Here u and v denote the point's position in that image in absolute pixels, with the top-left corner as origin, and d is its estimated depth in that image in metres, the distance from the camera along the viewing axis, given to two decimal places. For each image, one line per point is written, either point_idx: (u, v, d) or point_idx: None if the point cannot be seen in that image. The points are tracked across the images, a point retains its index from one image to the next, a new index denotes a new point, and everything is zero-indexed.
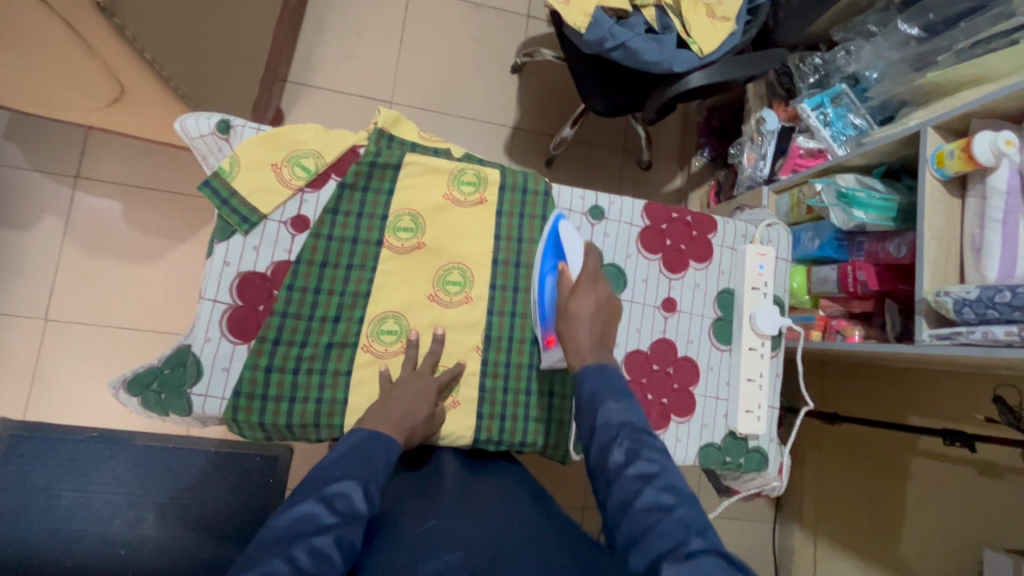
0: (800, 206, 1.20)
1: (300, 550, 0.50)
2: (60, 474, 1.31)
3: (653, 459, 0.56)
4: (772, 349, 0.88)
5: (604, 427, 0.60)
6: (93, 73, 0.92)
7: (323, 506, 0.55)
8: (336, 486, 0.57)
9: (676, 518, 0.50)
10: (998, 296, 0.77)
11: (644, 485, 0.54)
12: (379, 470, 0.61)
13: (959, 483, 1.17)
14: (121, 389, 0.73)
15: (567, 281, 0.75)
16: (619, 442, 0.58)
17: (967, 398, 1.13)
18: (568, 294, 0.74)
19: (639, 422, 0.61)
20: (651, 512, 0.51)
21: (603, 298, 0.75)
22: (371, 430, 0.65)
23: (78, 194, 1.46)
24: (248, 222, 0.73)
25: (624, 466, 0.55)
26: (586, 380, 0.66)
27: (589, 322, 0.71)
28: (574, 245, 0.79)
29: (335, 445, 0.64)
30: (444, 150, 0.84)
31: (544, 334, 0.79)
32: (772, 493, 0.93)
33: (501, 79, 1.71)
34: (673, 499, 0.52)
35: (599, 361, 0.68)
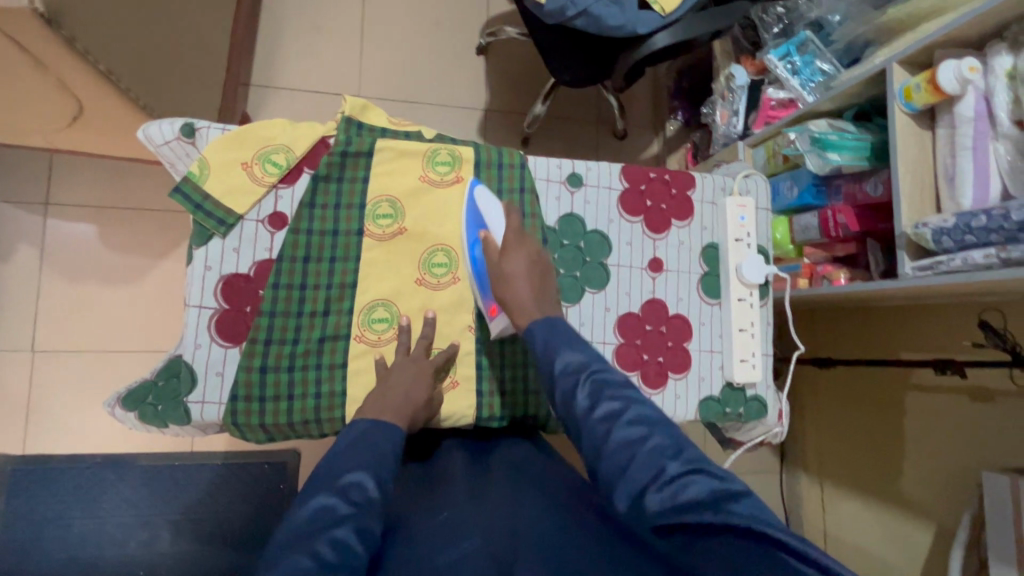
0: (777, 156, 1.21)
1: (323, 542, 0.49)
2: (67, 503, 1.33)
3: (618, 397, 0.57)
4: (761, 298, 0.89)
5: (562, 374, 0.60)
6: (48, 92, 0.89)
7: (337, 497, 0.54)
8: (348, 478, 0.57)
9: (652, 449, 0.51)
10: (974, 221, 0.78)
11: (613, 424, 0.55)
12: (388, 458, 0.61)
13: (952, 412, 1.20)
14: (117, 406, 0.73)
15: (493, 246, 0.74)
16: (581, 386, 0.59)
17: (954, 328, 1.15)
18: (498, 258, 0.73)
19: (595, 361, 0.62)
20: (625, 446, 0.52)
21: (534, 254, 0.74)
22: (373, 420, 0.66)
23: (49, 221, 1.43)
24: (224, 224, 0.73)
25: (591, 408, 0.56)
26: (537, 334, 0.66)
27: (526, 279, 0.70)
28: (493, 212, 0.77)
29: (338, 439, 0.64)
30: (415, 133, 0.83)
31: (488, 303, 0.76)
32: (774, 439, 0.95)
33: (467, 62, 1.69)
34: (645, 431, 0.54)
35: (545, 315, 0.68)
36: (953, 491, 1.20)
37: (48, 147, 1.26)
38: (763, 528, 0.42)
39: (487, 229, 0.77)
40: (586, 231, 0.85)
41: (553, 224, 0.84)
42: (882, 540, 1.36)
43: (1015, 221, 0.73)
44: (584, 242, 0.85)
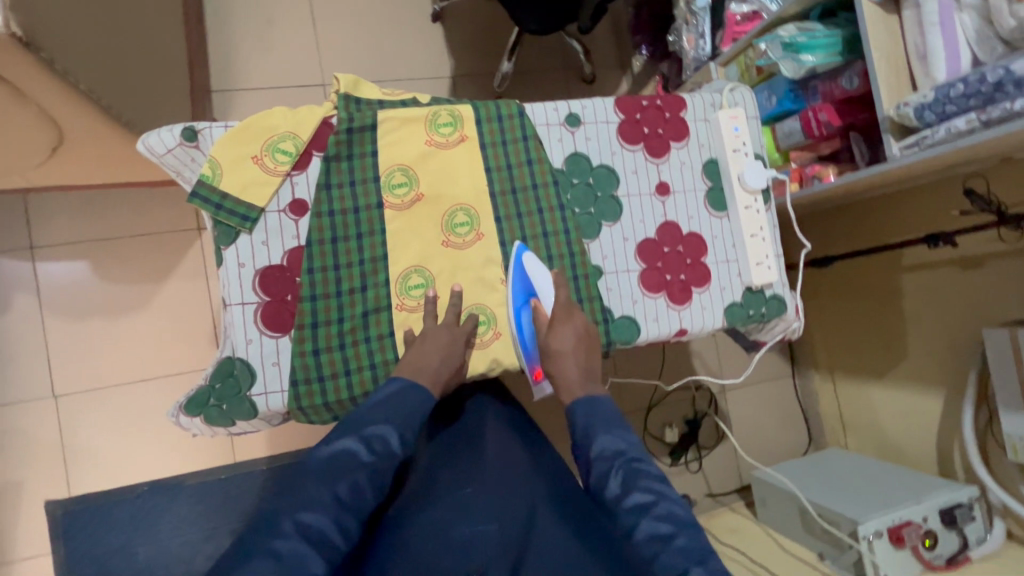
0: (750, 70, 1.25)
1: (342, 485, 0.65)
2: (129, 533, 1.36)
3: (647, 489, 0.68)
4: (765, 203, 0.94)
5: (599, 459, 0.71)
6: (28, 125, 0.88)
7: (362, 445, 0.68)
8: (375, 430, 0.70)
9: (677, 547, 0.63)
10: (952, 91, 0.83)
11: (642, 516, 0.66)
12: (416, 419, 0.73)
13: (945, 286, 1.28)
14: (182, 414, 0.75)
15: (543, 316, 0.80)
16: (615, 474, 0.70)
17: (942, 202, 1.22)
18: (548, 329, 0.79)
19: (629, 449, 0.72)
20: (653, 540, 0.64)
21: (582, 328, 0.80)
22: (409, 380, 0.74)
23: (39, 265, 1.41)
24: (248, 219, 0.74)
25: (622, 497, 0.68)
26: (578, 414, 0.77)
27: (573, 356, 0.78)
28: (544, 282, 0.82)
29: (378, 388, 0.74)
30: (411, 100, 0.84)
31: (533, 369, 0.82)
32: (793, 335, 1.01)
33: (424, 32, 1.66)
34: (672, 528, 0.65)
35: (587, 394, 0.78)
36: (955, 360, 1.29)
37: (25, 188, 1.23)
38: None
39: (537, 297, 0.82)
40: (593, 167, 0.88)
41: (561, 166, 0.87)
42: (898, 418, 1.47)
43: (991, 83, 0.78)
44: (593, 178, 0.88)
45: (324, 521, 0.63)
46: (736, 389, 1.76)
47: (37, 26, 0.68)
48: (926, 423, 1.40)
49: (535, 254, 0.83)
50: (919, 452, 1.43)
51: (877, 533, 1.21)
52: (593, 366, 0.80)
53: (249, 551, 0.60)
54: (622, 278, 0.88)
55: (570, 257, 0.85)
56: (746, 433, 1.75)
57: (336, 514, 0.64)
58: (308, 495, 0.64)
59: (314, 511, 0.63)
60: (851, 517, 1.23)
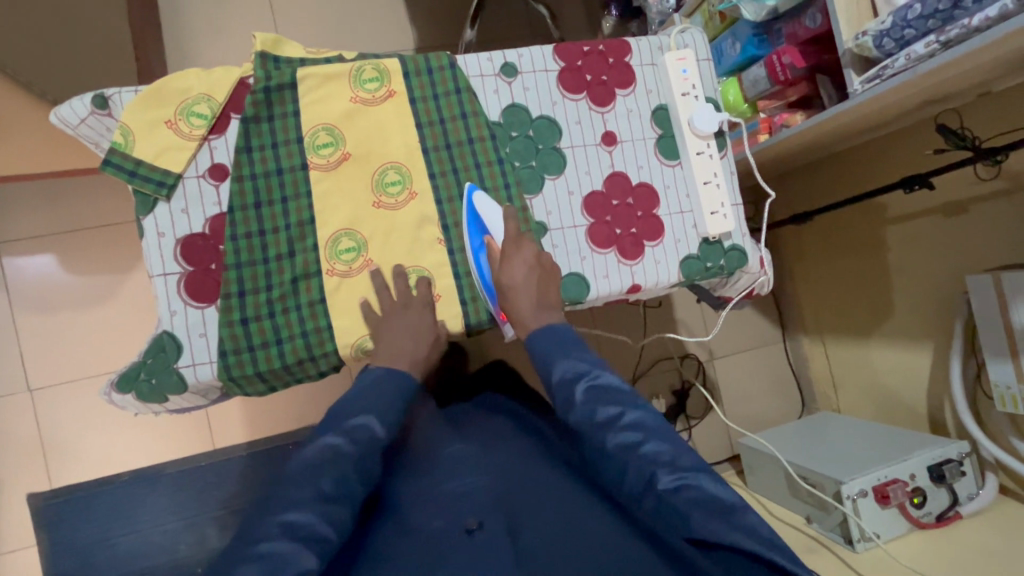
0: (713, 18, 1.20)
1: (326, 479, 0.65)
2: (107, 525, 1.33)
3: (613, 403, 0.68)
4: (719, 150, 0.89)
5: (562, 381, 0.71)
6: None
7: (344, 437, 0.69)
8: (356, 421, 0.70)
9: (644, 453, 0.64)
10: (910, 13, 0.77)
11: (610, 429, 0.67)
12: (394, 406, 0.73)
13: (927, 230, 1.22)
14: (113, 392, 0.73)
15: (495, 253, 0.77)
16: (579, 392, 0.70)
17: (915, 144, 1.16)
18: (500, 266, 0.76)
19: (592, 368, 0.72)
20: (622, 450, 0.65)
21: (532, 258, 0.77)
22: (389, 367, 0.74)
23: (9, 261, 1.39)
24: (165, 185, 0.71)
25: (590, 415, 0.68)
26: (537, 344, 0.75)
27: (525, 287, 0.75)
28: (493, 214, 0.79)
29: (359, 380, 0.74)
30: (336, 57, 0.80)
31: (497, 310, 0.79)
32: (763, 288, 0.97)
33: (383, 5, 1.59)
34: (639, 435, 0.66)
35: (542, 324, 0.76)
36: (940, 311, 1.24)
37: None
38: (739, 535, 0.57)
39: (490, 234, 0.78)
40: (533, 118, 0.84)
41: (498, 119, 0.83)
42: (886, 376, 1.42)
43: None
44: (533, 130, 0.84)
45: (309, 519, 0.62)
46: (724, 356, 1.71)
47: None
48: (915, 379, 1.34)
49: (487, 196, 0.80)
50: (911, 411, 1.38)
51: (862, 492, 1.16)
52: (546, 297, 0.77)
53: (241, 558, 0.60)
54: (568, 234, 0.84)
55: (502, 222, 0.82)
56: (736, 400, 1.70)
57: (322, 509, 0.63)
58: (292, 494, 0.64)
59: (300, 509, 0.63)
60: (833, 477, 1.19)
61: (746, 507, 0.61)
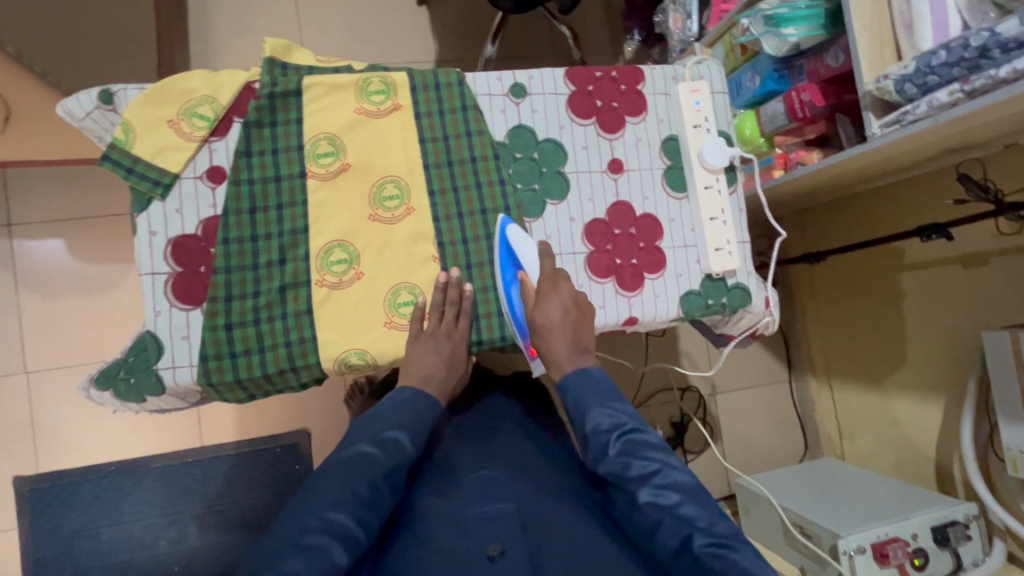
0: (734, 50, 1.18)
1: (361, 484, 0.63)
2: (92, 514, 1.32)
3: (649, 460, 0.65)
4: (729, 185, 0.87)
5: (596, 433, 0.68)
6: None
7: (377, 446, 0.67)
8: (389, 432, 0.68)
9: (679, 515, 0.61)
10: (934, 59, 0.74)
11: (644, 488, 0.64)
12: (425, 422, 0.72)
13: (946, 281, 1.18)
14: (92, 387, 0.72)
15: (529, 290, 0.76)
16: (613, 446, 0.67)
17: (934, 191, 1.12)
18: (534, 306, 0.74)
19: (628, 420, 0.69)
20: (656, 510, 0.62)
21: (569, 299, 0.74)
22: (417, 389, 0.74)
23: (17, 242, 1.36)
24: (161, 185, 0.71)
25: (624, 471, 0.65)
26: (568, 389, 0.72)
27: (562, 333, 0.73)
28: (528, 252, 0.76)
29: (388, 398, 0.74)
30: (345, 67, 0.80)
31: (528, 346, 0.79)
32: (766, 330, 0.93)
33: (408, 17, 1.57)
34: (674, 496, 0.63)
35: (577, 368, 0.73)
36: (953, 366, 1.19)
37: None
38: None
39: (524, 270, 0.77)
40: (539, 141, 0.82)
41: (503, 139, 0.82)
42: (895, 427, 1.37)
43: (975, 48, 0.70)
44: (538, 153, 0.82)
45: (347, 519, 0.60)
46: (726, 392, 1.65)
47: None
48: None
49: (520, 228, 0.78)
50: (919, 464, 1.32)
51: (859, 548, 1.10)
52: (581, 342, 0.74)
53: (277, 556, 0.58)
54: (566, 261, 0.82)
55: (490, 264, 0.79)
56: (736, 439, 1.64)
57: (358, 511, 0.62)
58: (328, 494, 0.62)
59: (338, 508, 0.61)
60: (830, 529, 1.14)
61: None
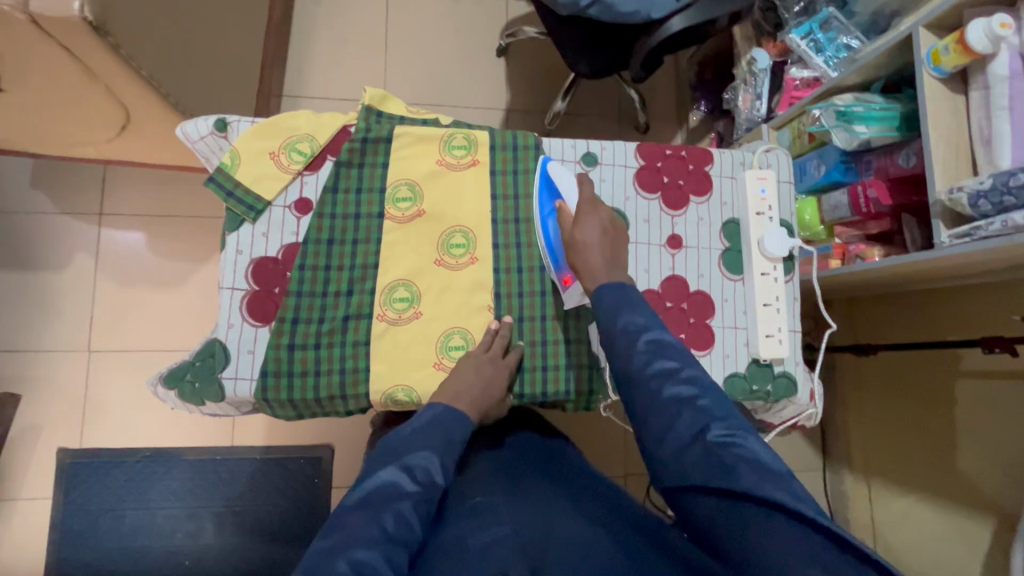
0: (802, 137, 1.18)
1: (389, 514, 0.57)
2: (121, 496, 1.38)
3: (675, 356, 0.59)
4: (786, 273, 0.88)
5: (622, 327, 0.62)
6: (84, 88, 0.93)
7: (404, 474, 0.61)
8: (417, 458, 0.62)
9: (700, 407, 0.55)
10: (1013, 180, 0.75)
11: (666, 380, 0.57)
12: (455, 445, 0.66)
13: (1004, 398, 1.12)
14: (159, 385, 0.77)
15: (567, 216, 0.76)
16: (639, 340, 0.61)
17: (997, 303, 1.09)
18: (572, 226, 0.74)
19: (655, 321, 0.63)
20: (676, 404, 0.56)
21: (607, 221, 0.75)
22: (449, 406, 0.70)
23: (104, 230, 1.46)
24: (254, 209, 0.78)
25: (646, 362, 0.59)
26: (604, 294, 0.67)
27: (599, 246, 0.71)
28: (566, 184, 0.80)
29: (417, 417, 0.69)
30: (433, 120, 0.86)
31: (561, 275, 0.79)
32: (808, 421, 0.91)
33: (487, 65, 1.66)
34: (695, 390, 0.57)
35: (615, 279, 0.69)
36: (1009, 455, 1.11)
37: (104, 158, 1.32)
38: (795, 500, 0.48)
39: (562, 199, 0.79)
40: None
41: None
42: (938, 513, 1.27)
43: None
44: None
45: (375, 558, 0.53)
46: None
47: (107, 14, 0.77)
48: (995, 456, 1.14)
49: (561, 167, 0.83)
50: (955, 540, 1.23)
51: None
52: (619, 262, 0.71)
53: None
54: None
55: (542, 319, 0.82)
56: None
57: (388, 549, 0.54)
58: (353, 532, 0.55)
59: (365, 547, 0.53)
60: None
61: (795, 482, 0.51)
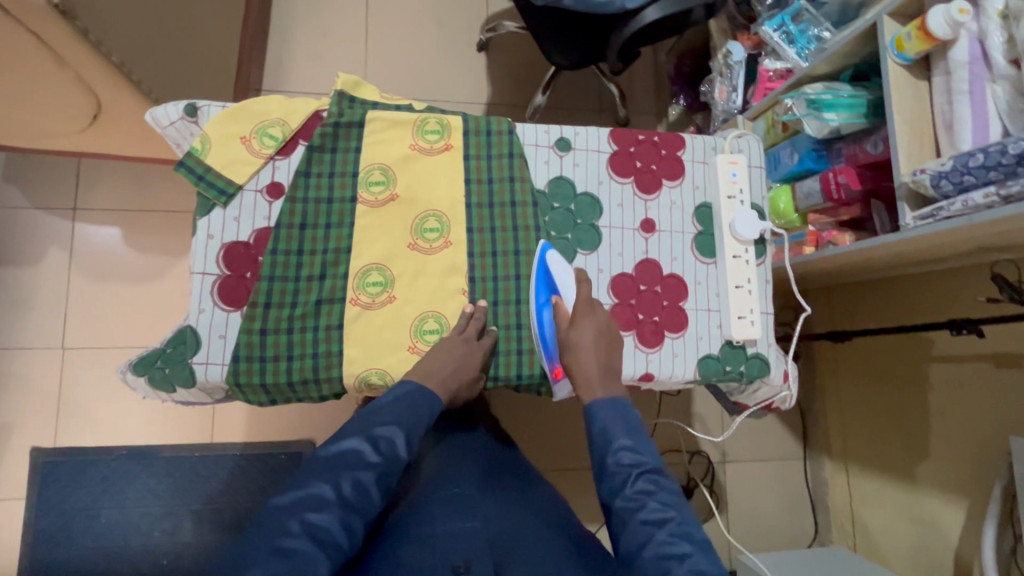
0: (775, 126, 1.20)
1: (346, 481, 0.63)
2: (96, 495, 1.35)
3: (666, 505, 0.64)
4: (757, 257, 0.90)
5: (618, 467, 0.67)
6: (52, 74, 0.91)
7: (368, 445, 0.65)
8: (383, 431, 0.67)
9: (687, 565, 0.59)
10: (972, 161, 0.77)
11: (656, 529, 0.62)
12: (422, 422, 0.70)
13: (975, 380, 1.15)
14: (128, 372, 0.76)
15: (564, 315, 0.78)
16: (634, 484, 0.66)
17: (966, 287, 1.11)
18: (568, 327, 0.77)
19: (651, 461, 0.68)
20: (663, 555, 0.60)
21: (603, 327, 0.78)
22: (419, 384, 0.73)
23: (78, 225, 1.44)
24: (225, 194, 0.77)
25: (638, 510, 0.64)
26: (597, 417, 0.72)
27: (592, 352, 0.75)
28: (564, 279, 0.81)
29: (386, 392, 0.72)
30: (406, 105, 0.87)
31: (552, 367, 0.80)
32: (783, 404, 0.93)
33: (468, 60, 1.67)
34: (684, 544, 0.61)
35: (608, 394, 0.74)
36: (977, 460, 1.15)
37: (75, 151, 1.30)
38: None
39: (560, 295, 0.80)
40: (577, 194, 0.86)
41: (543, 188, 0.86)
42: (912, 521, 1.30)
43: (1012, 155, 0.72)
44: (575, 205, 0.86)
45: (330, 522, 0.60)
46: (736, 461, 1.59)
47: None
48: (964, 445, 1.18)
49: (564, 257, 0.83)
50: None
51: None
52: (613, 367, 0.76)
53: (254, 552, 0.57)
54: None
55: (517, 303, 0.82)
56: (743, 512, 1.57)
57: (344, 513, 0.61)
58: (311, 494, 0.62)
59: (319, 511, 0.60)
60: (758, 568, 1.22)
61: None
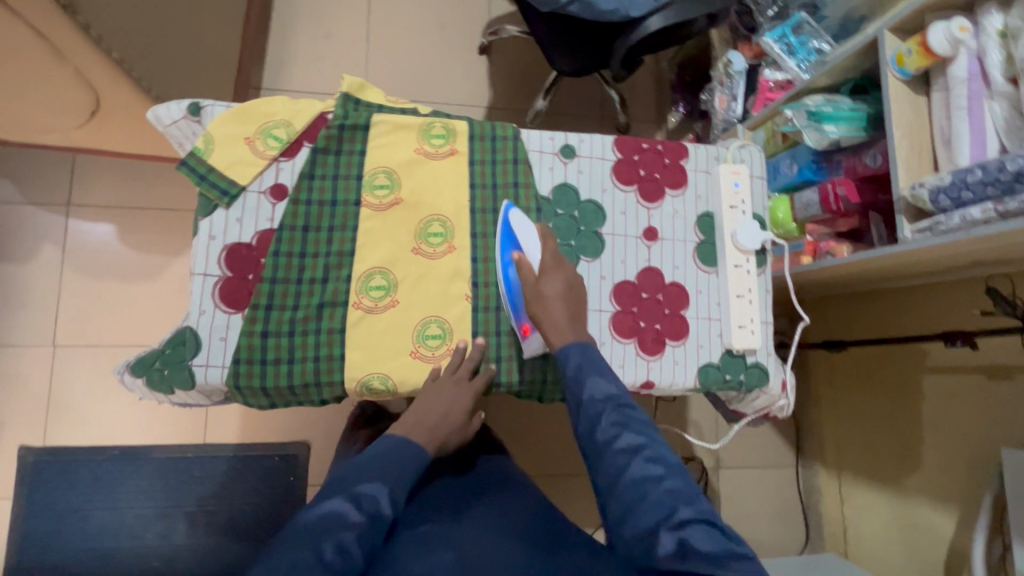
0: (776, 136, 1.21)
1: (329, 543, 0.62)
2: (87, 495, 1.33)
3: (640, 431, 0.64)
4: (758, 266, 0.90)
5: (591, 401, 0.66)
6: (51, 68, 0.90)
7: (350, 504, 0.66)
8: (365, 489, 0.67)
9: (666, 490, 0.59)
10: (970, 176, 0.78)
11: (633, 457, 0.62)
12: (404, 480, 0.71)
13: (968, 391, 1.16)
14: (126, 373, 0.75)
15: (529, 269, 0.77)
16: (607, 416, 0.65)
17: (959, 299, 1.13)
18: (534, 279, 0.76)
19: (622, 395, 0.68)
20: (643, 482, 0.60)
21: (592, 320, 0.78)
22: (403, 437, 0.75)
23: (72, 221, 1.42)
24: (228, 194, 0.76)
25: (614, 441, 0.63)
26: (568, 355, 0.71)
27: (562, 302, 0.75)
28: (528, 237, 0.80)
29: (373, 447, 0.73)
30: (412, 109, 0.87)
31: (519, 323, 0.79)
32: (779, 411, 0.93)
33: (469, 62, 1.67)
34: (662, 470, 0.61)
35: (579, 337, 0.73)
36: (971, 472, 1.16)
37: (73, 146, 1.28)
38: None
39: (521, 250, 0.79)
40: (581, 201, 0.87)
41: (547, 194, 0.86)
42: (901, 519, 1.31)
43: (1010, 171, 0.73)
44: (578, 212, 0.86)
45: None
46: (730, 469, 1.60)
47: None
48: (956, 457, 1.19)
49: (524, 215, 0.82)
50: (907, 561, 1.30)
51: None
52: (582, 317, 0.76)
53: None
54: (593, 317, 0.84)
55: None
56: (737, 519, 1.58)
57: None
58: (292, 557, 0.60)
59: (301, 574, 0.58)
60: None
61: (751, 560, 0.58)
